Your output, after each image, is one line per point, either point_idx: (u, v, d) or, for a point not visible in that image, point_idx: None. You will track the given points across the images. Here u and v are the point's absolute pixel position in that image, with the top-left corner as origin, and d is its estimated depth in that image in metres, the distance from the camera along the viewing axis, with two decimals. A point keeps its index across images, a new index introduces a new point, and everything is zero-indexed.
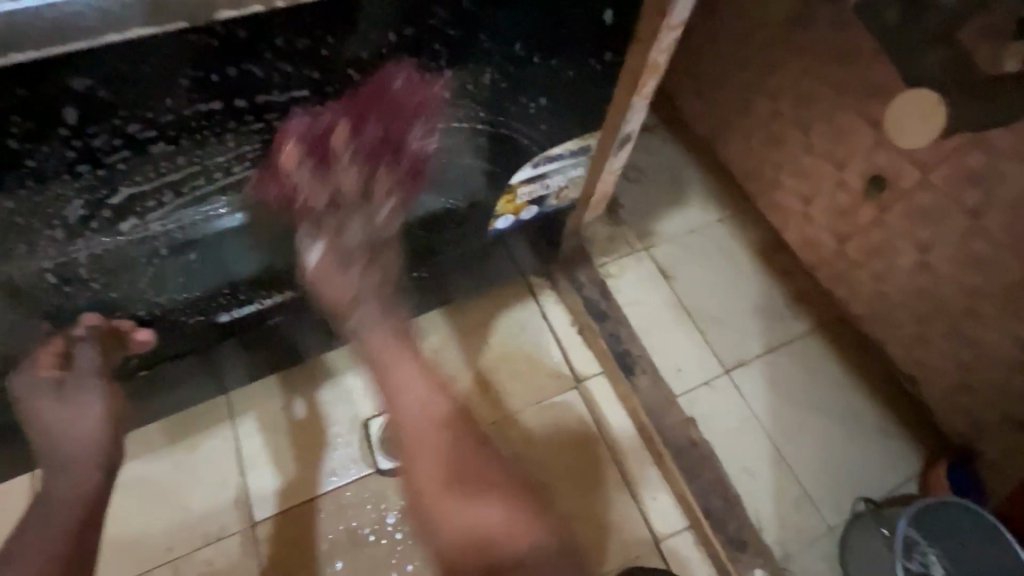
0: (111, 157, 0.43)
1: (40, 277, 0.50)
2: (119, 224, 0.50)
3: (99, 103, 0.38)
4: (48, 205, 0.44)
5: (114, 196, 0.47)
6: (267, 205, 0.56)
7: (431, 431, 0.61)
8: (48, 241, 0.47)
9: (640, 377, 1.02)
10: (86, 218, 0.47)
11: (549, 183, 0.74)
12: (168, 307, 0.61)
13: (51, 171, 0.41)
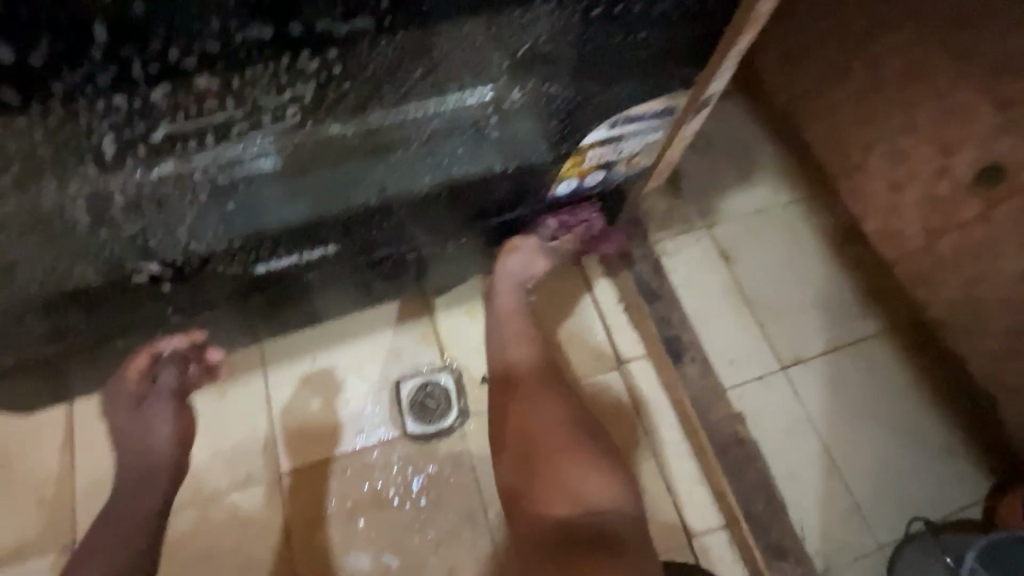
0: (149, 88, 0.36)
1: (71, 215, 0.45)
2: (155, 166, 0.44)
3: (133, 18, 0.32)
4: (80, 137, 0.39)
5: (152, 133, 0.41)
6: (316, 151, 0.50)
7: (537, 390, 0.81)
8: (81, 175, 0.42)
9: (688, 364, 0.95)
10: (121, 154, 0.42)
11: (622, 148, 0.66)
12: (206, 256, 0.55)
13: (82, 99, 0.36)
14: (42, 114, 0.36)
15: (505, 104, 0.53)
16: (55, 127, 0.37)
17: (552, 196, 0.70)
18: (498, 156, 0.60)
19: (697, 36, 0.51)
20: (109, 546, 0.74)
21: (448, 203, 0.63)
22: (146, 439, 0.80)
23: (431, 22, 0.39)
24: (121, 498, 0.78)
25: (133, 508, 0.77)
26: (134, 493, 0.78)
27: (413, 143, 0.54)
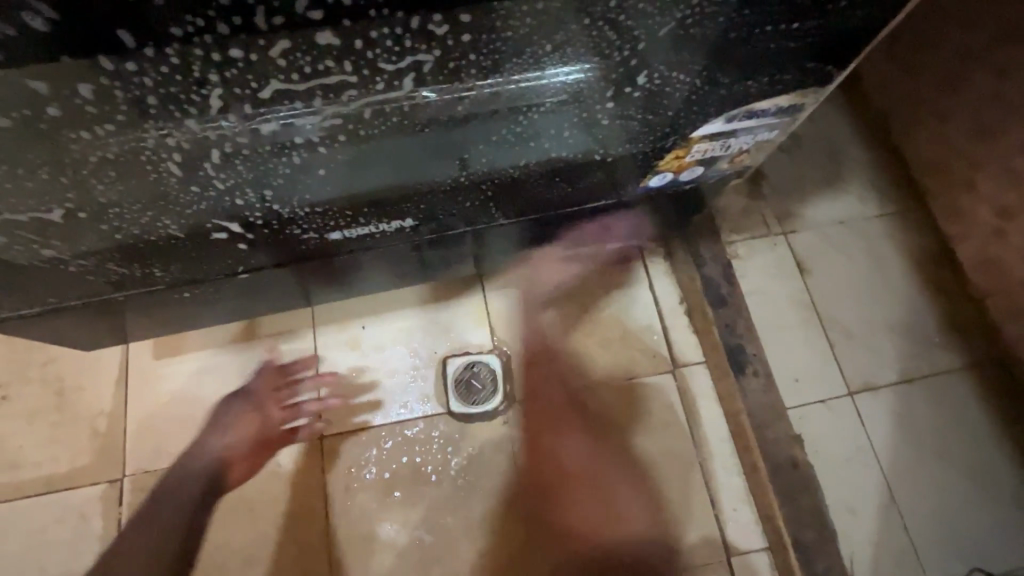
0: (270, 41, 0.33)
1: (166, 169, 0.43)
2: (261, 124, 0.41)
3: None
4: (189, 91, 0.36)
5: (262, 91, 0.37)
6: (418, 124, 0.46)
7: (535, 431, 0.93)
8: (184, 131, 0.40)
9: (750, 378, 0.91)
10: (226, 111, 0.39)
11: (730, 144, 0.60)
12: (287, 218, 0.52)
13: (200, 50, 0.32)
14: (160, 62, 0.33)
15: (626, 89, 0.48)
16: (169, 77, 0.34)
17: (642, 188, 0.65)
18: (602, 143, 0.55)
19: (851, 25, 0.44)
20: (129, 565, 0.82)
21: (537, 186, 0.59)
22: (195, 457, 0.88)
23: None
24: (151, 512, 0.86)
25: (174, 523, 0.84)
26: (163, 518, 0.85)
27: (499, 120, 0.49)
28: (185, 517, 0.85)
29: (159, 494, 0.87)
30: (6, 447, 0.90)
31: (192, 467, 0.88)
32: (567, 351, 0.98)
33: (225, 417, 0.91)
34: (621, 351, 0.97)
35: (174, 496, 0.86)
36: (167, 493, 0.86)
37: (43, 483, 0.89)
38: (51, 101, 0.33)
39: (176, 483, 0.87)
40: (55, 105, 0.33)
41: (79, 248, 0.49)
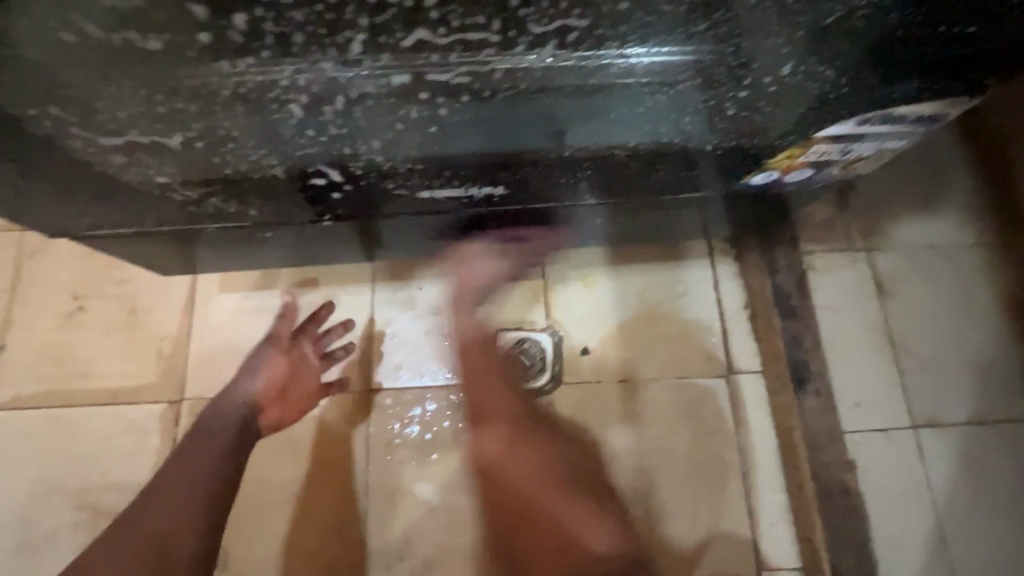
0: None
1: (287, 108, 0.42)
2: (389, 76, 0.39)
3: None
4: (336, 34, 0.34)
5: (404, 42, 0.36)
6: (545, 94, 0.44)
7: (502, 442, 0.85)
8: (316, 74, 0.38)
9: (810, 396, 0.87)
10: (362, 60, 0.37)
11: (850, 149, 0.56)
12: (384, 170, 0.52)
13: None
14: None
15: (764, 78, 0.44)
16: (316, 16, 0.32)
17: (740, 184, 0.62)
18: (719, 134, 0.52)
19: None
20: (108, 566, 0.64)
21: (637, 169, 0.57)
22: (224, 401, 0.82)
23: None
24: (147, 501, 0.70)
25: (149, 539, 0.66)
26: (172, 496, 0.69)
27: (605, 100, 0.47)
28: (196, 472, 0.72)
29: (174, 458, 0.74)
30: (80, 355, 0.95)
31: (212, 425, 0.78)
32: (622, 341, 0.97)
33: (261, 356, 0.88)
34: (674, 348, 0.96)
35: (202, 452, 0.74)
36: (182, 458, 0.74)
37: (109, 394, 0.94)
38: (202, 27, 0.32)
39: (193, 463, 0.73)
40: (206, 32, 0.33)
41: (190, 176, 0.50)
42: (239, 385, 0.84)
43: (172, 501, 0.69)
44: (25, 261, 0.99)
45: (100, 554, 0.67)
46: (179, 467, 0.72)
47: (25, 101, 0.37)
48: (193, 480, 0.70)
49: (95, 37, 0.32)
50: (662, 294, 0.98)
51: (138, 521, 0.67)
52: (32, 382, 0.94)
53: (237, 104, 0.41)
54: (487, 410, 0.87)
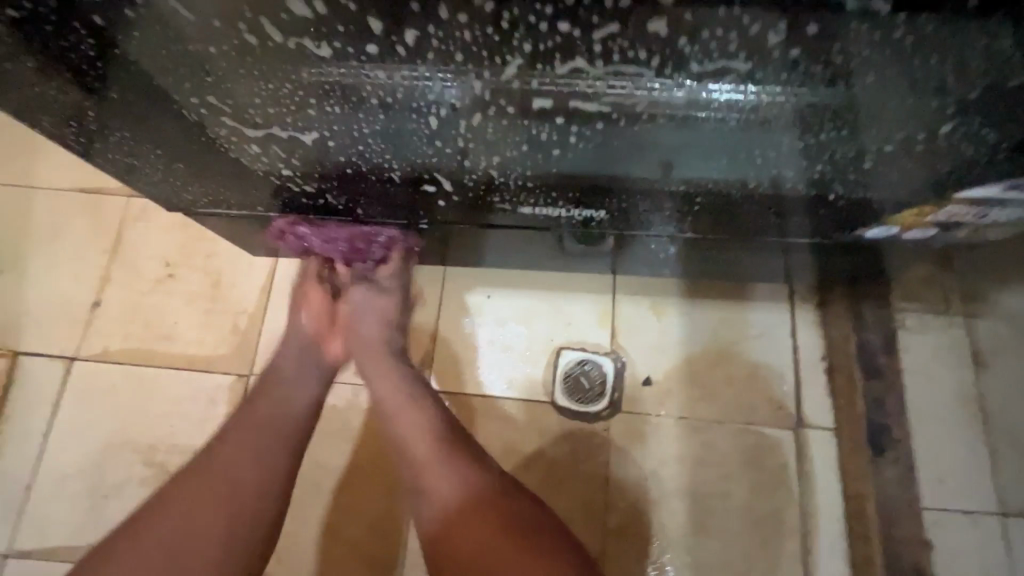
0: (604, 21, 0.30)
1: (421, 124, 0.43)
2: (531, 102, 0.39)
3: None
4: (491, 62, 0.34)
5: (556, 73, 0.35)
6: (677, 127, 0.43)
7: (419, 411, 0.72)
8: (458, 99, 0.39)
9: (887, 463, 0.82)
10: (510, 87, 0.37)
11: (986, 215, 0.52)
12: (495, 185, 0.52)
13: (530, 25, 0.30)
14: (486, 23, 0.30)
15: (913, 137, 0.42)
16: (484, 37, 0.32)
17: (853, 235, 0.59)
18: (846, 185, 0.50)
19: None
20: (199, 487, 0.63)
21: (747, 208, 0.55)
22: (289, 340, 0.81)
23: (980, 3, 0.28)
24: (234, 433, 0.68)
25: (238, 476, 0.64)
26: (255, 442, 0.67)
27: (735, 139, 0.46)
28: (283, 415, 0.71)
29: (246, 411, 0.71)
30: (163, 319, 1.01)
31: (292, 352, 0.79)
32: (687, 376, 0.94)
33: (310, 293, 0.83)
34: (741, 392, 0.92)
35: (278, 404, 0.72)
36: (261, 404, 0.72)
37: (185, 360, 0.99)
38: (372, 43, 0.33)
39: (275, 411, 0.71)
40: (374, 47, 0.33)
41: (312, 173, 0.52)
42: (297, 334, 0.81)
43: (258, 437, 0.68)
44: (127, 226, 1.06)
45: (180, 490, 0.62)
46: (268, 403, 0.72)
47: (197, 86, 0.41)
48: (276, 431, 0.69)
49: (273, 40, 0.34)
50: (734, 333, 0.95)
51: (233, 447, 0.66)
52: (120, 339, 1.00)
53: (377, 109, 0.41)
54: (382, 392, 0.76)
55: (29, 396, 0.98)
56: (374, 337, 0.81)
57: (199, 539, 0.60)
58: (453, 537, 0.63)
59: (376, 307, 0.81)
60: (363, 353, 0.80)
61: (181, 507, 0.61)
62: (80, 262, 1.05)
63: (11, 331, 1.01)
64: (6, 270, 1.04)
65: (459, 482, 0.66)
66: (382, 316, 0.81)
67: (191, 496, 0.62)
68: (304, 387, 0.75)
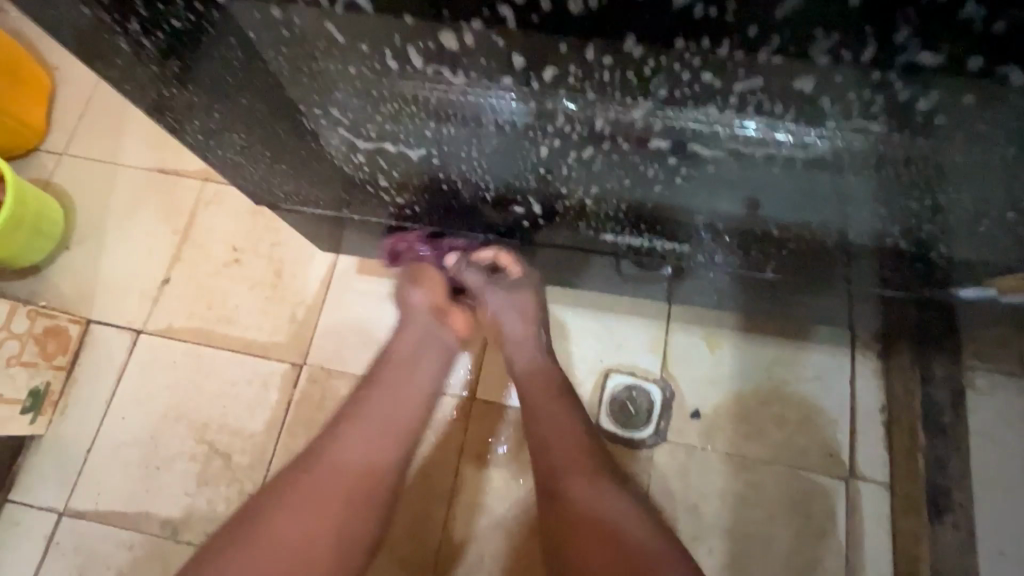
0: (749, 74, 0.31)
1: (533, 151, 0.44)
2: (649, 141, 0.40)
3: (827, 10, 0.25)
4: (622, 101, 0.36)
5: (682, 118, 0.36)
6: (787, 177, 0.43)
7: (544, 385, 0.74)
8: (579, 132, 0.40)
9: (946, 529, 0.79)
10: (633, 127, 0.38)
11: None
12: (586, 212, 0.54)
13: (672, 70, 0.31)
14: (630, 67, 0.32)
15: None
16: (624, 80, 0.33)
17: (948, 292, 0.57)
18: (953, 246, 0.48)
19: None
20: (317, 488, 0.60)
21: (836, 256, 0.55)
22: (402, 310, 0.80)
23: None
24: (344, 435, 0.65)
25: (353, 474, 0.62)
26: (373, 430, 0.66)
27: (837, 196, 0.45)
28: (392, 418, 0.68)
29: (358, 403, 0.69)
30: (227, 302, 1.05)
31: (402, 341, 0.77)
32: (738, 414, 0.92)
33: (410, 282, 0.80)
34: (794, 435, 0.90)
35: (392, 400, 0.70)
36: (368, 407, 0.68)
37: (243, 343, 1.02)
38: (511, 74, 0.34)
39: (388, 413, 0.68)
40: (512, 78, 0.35)
41: (409, 184, 0.54)
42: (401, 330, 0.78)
43: (370, 436, 0.66)
44: (200, 208, 1.10)
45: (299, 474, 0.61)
46: (384, 389, 0.70)
47: (323, 97, 0.43)
48: (386, 428, 0.67)
49: (413, 66, 0.36)
50: (790, 374, 0.92)
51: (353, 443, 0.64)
52: (184, 317, 1.05)
53: (495, 136, 0.43)
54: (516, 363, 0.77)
55: (95, 363, 1.03)
56: (516, 336, 0.77)
57: (322, 534, 0.58)
58: (561, 542, 0.59)
59: (512, 305, 0.79)
60: (518, 352, 0.77)
61: (296, 504, 0.59)
62: (153, 239, 1.09)
63: (84, 298, 1.06)
64: (86, 241, 1.10)
65: (586, 487, 0.62)
66: (522, 314, 0.78)
67: (302, 497, 0.59)
68: (415, 385, 0.72)
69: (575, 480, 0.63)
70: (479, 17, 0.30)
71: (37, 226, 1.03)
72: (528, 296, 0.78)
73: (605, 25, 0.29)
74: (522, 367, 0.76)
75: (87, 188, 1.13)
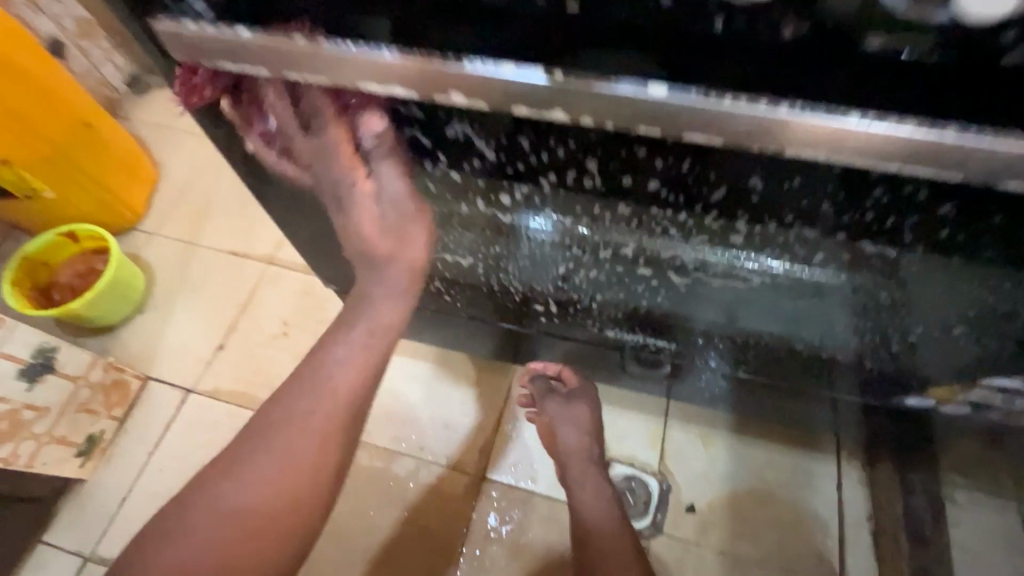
0: (700, 230, 0.46)
1: (555, 267, 0.60)
2: (639, 266, 0.55)
3: (742, 202, 0.41)
4: (619, 238, 0.52)
5: (661, 252, 0.52)
6: (743, 297, 0.58)
7: (584, 441, 0.89)
8: (588, 255, 0.56)
9: None
10: (627, 256, 0.54)
11: (1014, 402, 0.59)
12: (592, 313, 0.68)
13: (651, 223, 0.48)
14: (621, 219, 0.48)
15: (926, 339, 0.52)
16: (619, 226, 0.49)
17: (894, 400, 0.67)
18: (880, 361, 0.60)
19: None
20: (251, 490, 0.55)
21: (794, 364, 0.67)
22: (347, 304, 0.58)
23: (959, 257, 0.41)
24: (276, 427, 0.57)
25: (284, 445, 0.56)
26: (296, 438, 0.56)
27: (787, 313, 0.58)
28: (310, 441, 0.56)
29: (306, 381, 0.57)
30: (270, 370, 1.18)
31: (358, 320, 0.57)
32: (731, 510, 0.98)
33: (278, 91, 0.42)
34: (783, 537, 0.95)
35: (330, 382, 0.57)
36: (314, 365, 0.57)
37: None
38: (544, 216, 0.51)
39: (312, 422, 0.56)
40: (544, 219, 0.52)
41: (455, 281, 0.70)
42: (344, 322, 0.58)
43: (288, 411, 0.57)
44: (260, 287, 1.27)
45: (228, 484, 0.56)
46: (287, 428, 0.56)
47: None
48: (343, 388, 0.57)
49: (478, 205, 0.53)
50: (780, 475, 0.99)
51: (258, 467, 0.56)
52: (231, 381, 1.17)
53: (527, 255, 0.59)
54: (558, 423, 0.90)
55: (144, 419, 1.14)
56: (573, 446, 0.89)
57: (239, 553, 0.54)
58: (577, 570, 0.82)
59: (571, 415, 0.90)
60: (574, 461, 0.88)
61: (264, 445, 0.56)
62: (215, 310, 1.25)
63: (147, 358, 1.20)
64: (157, 308, 1.26)
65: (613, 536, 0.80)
66: (578, 425, 0.89)
67: (275, 463, 0.56)
68: (331, 395, 0.57)
69: (612, 561, 0.79)
70: (527, 183, 0.47)
71: (125, 291, 1.21)
72: (584, 410, 0.89)
73: (604, 195, 0.45)
74: (566, 428, 0.89)
75: (168, 263, 1.32)
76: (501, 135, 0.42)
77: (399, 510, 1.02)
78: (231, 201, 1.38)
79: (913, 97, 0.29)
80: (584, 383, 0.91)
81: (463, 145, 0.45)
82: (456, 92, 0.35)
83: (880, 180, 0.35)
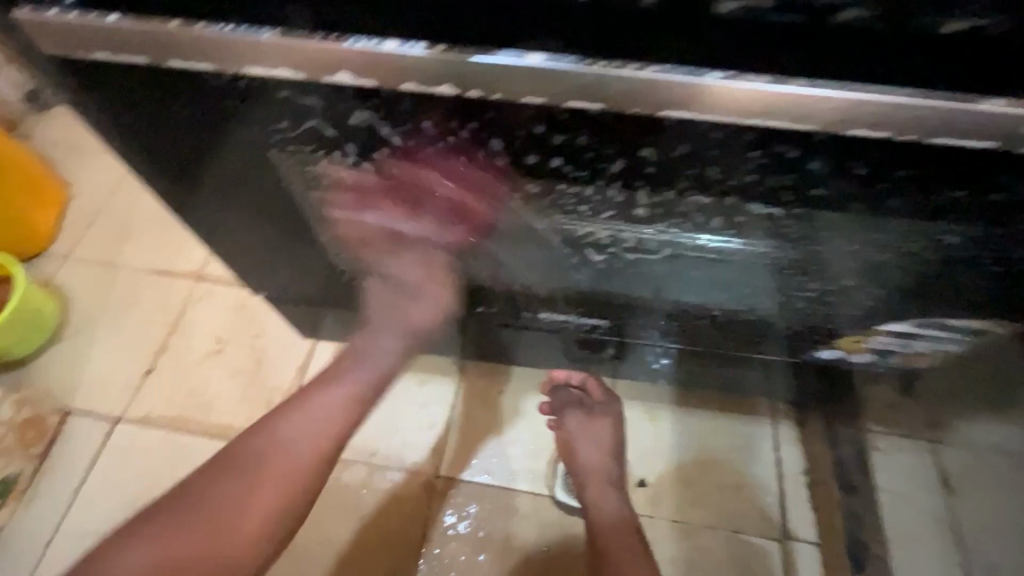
0: (607, 205, 0.48)
1: (480, 252, 0.61)
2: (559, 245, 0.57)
3: (639, 173, 0.43)
4: (536, 219, 0.53)
5: (577, 229, 0.54)
6: (660, 270, 0.60)
7: (601, 452, 0.93)
8: (510, 238, 0.57)
9: None
10: (546, 236, 0.56)
11: (910, 345, 0.64)
12: (524, 296, 0.69)
13: (561, 201, 0.49)
14: (535, 200, 0.50)
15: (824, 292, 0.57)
16: (533, 207, 0.51)
17: (810, 355, 0.72)
18: (793, 318, 0.64)
19: None
20: (203, 513, 0.60)
21: (718, 329, 0.71)
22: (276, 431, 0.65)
23: (838, 212, 0.44)
24: (199, 507, 0.60)
25: (228, 496, 0.61)
26: (213, 524, 0.60)
27: (704, 282, 0.61)
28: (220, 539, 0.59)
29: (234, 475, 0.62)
30: (207, 390, 1.12)
31: (280, 443, 0.64)
32: (680, 480, 1.01)
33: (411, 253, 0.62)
34: (730, 499, 0.99)
35: (244, 486, 0.61)
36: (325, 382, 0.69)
37: (220, 429, 1.08)
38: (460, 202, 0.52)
39: (220, 522, 0.60)
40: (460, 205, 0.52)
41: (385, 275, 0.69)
42: (300, 440, 0.64)
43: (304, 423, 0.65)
44: (189, 304, 1.21)
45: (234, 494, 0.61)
46: (225, 500, 0.61)
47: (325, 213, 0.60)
48: (279, 484, 0.63)
49: (395, 196, 0.53)
50: (723, 441, 1.04)
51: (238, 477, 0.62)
52: (164, 406, 1.10)
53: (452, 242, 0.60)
54: (576, 432, 0.95)
55: (67, 455, 1.06)
56: (590, 455, 0.93)
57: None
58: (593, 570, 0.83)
59: (592, 430, 0.95)
60: (594, 481, 0.91)
61: (203, 495, 0.61)
62: (142, 332, 1.18)
63: (67, 390, 1.12)
64: (75, 337, 1.18)
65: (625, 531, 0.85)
66: (599, 439, 0.94)
67: (276, 458, 0.63)
68: (325, 417, 0.66)
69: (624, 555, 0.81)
70: (437, 169, 0.47)
71: (37, 321, 1.12)
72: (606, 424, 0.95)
73: (514, 176, 0.46)
74: (582, 439, 0.94)
75: (85, 288, 1.23)
76: (405, 121, 0.42)
77: (354, 517, 0.99)
78: (150, 217, 1.30)
79: (754, 55, 0.32)
80: (605, 399, 0.98)
81: (369, 133, 0.45)
82: (344, 73, 0.36)
83: (756, 142, 0.38)
